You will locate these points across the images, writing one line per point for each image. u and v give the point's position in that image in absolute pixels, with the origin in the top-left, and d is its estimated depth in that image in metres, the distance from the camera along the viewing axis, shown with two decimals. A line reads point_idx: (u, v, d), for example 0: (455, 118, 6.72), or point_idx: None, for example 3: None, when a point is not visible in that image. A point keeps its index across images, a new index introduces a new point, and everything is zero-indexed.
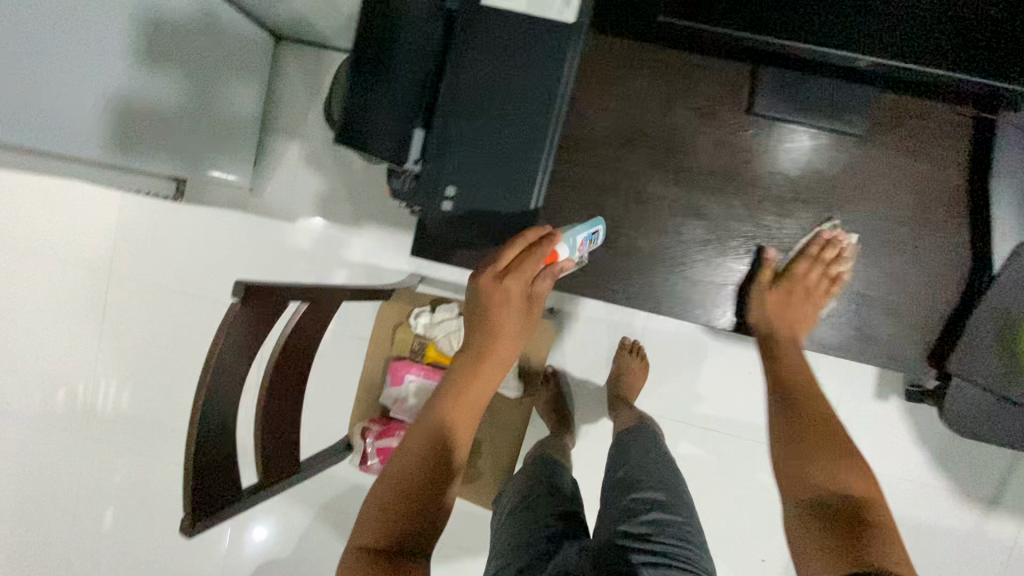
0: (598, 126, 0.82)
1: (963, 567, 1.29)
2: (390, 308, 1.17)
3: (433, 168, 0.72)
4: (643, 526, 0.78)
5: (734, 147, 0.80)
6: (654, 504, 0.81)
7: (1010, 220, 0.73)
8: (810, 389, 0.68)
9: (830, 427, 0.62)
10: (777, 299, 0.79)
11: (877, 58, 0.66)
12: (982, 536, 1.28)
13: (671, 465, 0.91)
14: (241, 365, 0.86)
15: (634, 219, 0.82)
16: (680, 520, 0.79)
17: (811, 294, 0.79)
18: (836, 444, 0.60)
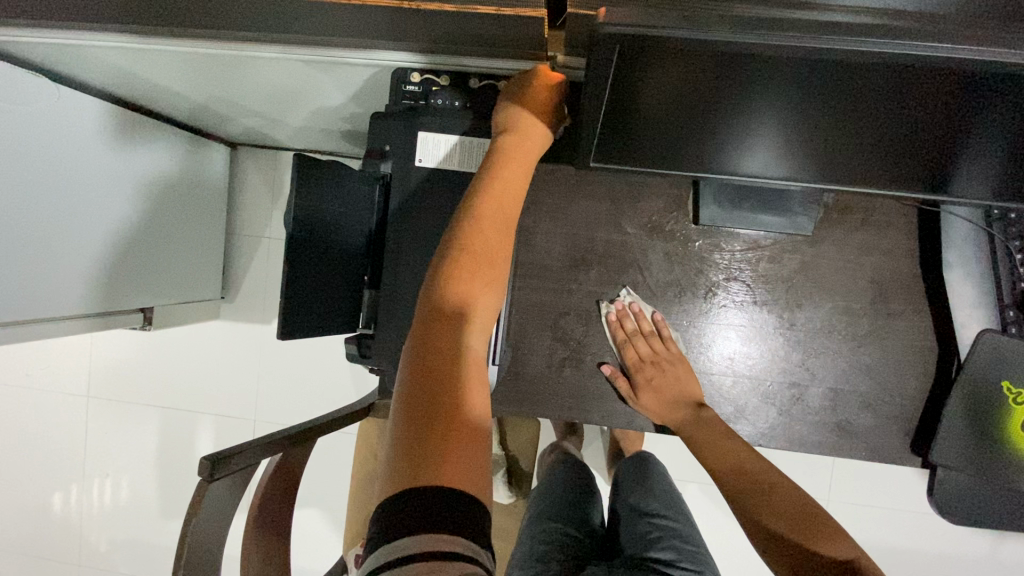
0: (551, 250, 0.82)
1: None
2: (371, 423, 1.15)
3: (387, 329, 0.71)
4: (663, 547, 0.88)
5: (685, 258, 0.81)
6: (670, 530, 0.92)
7: (968, 308, 0.73)
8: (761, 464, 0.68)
9: (805, 508, 0.62)
10: (647, 394, 0.78)
11: (790, 181, 0.69)
12: (1000, 560, 1.25)
13: (677, 497, 1.03)
14: (218, 535, 0.83)
15: (597, 338, 0.82)
16: (694, 547, 0.90)
17: (669, 366, 0.79)
18: (812, 522, 0.60)
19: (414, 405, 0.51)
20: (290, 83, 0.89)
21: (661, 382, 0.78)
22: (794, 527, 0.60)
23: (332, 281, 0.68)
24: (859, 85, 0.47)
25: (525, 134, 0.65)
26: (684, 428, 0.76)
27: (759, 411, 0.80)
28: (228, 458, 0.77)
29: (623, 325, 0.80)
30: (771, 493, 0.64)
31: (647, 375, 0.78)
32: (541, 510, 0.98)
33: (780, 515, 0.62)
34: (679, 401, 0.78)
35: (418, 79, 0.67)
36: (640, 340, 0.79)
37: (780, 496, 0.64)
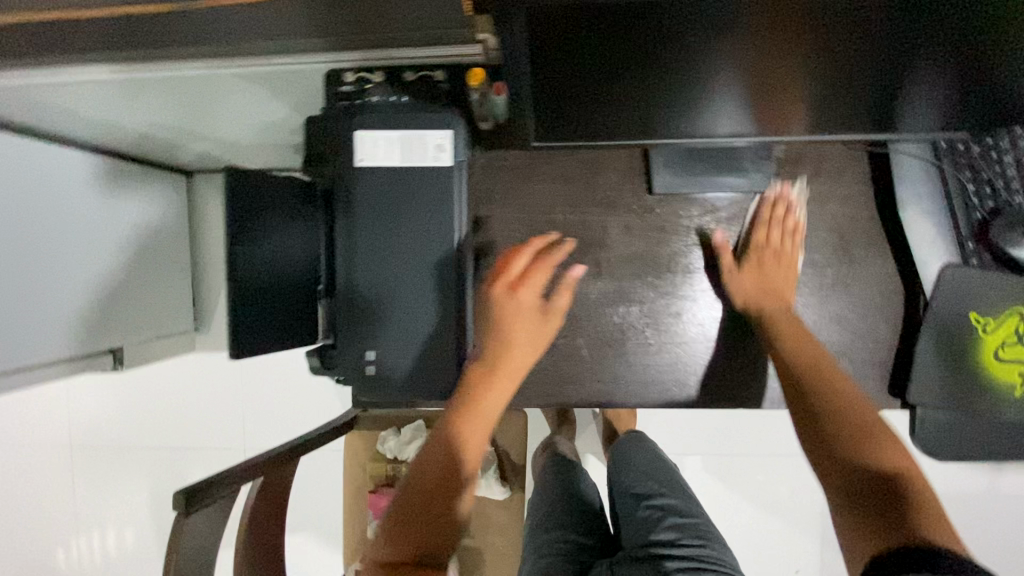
0: (510, 238, 0.80)
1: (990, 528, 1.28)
2: (356, 436, 1.13)
3: (349, 338, 0.69)
4: (666, 530, 0.87)
5: (646, 229, 0.79)
6: (669, 509, 0.91)
7: (928, 245, 0.74)
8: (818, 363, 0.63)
9: (862, 414, 0.57)
10: (748, 272, 0.75)
11: (721, 136, 0.70)
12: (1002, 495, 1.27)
13: (674, 473, 1.02)
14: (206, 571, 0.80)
15: (567, 321, 0.81)
16: (694, 519, 0.89)
17: (786, 264, 0.75)
18: (866, 430, 0.55)
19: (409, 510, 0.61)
20: (228, 102, 0.87)
21: (771, 270, 0.75)
22: (843, 431, 0.56)
23: (281, 296, 0.65)
24: (793, 19, 0.44)
25: (515, 332, 0.67)
26: (769, 313, 0.72)
27: (738, 373, 0.80)
28: (204, 490, 0.75)
29: (774, 210, 0.76)
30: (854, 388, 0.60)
31: (759, 260, 0.75)
32: (540, 523, 0.96)
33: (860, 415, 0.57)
34: (775, 291, 0.74)
35: (353, 79, 0.67)
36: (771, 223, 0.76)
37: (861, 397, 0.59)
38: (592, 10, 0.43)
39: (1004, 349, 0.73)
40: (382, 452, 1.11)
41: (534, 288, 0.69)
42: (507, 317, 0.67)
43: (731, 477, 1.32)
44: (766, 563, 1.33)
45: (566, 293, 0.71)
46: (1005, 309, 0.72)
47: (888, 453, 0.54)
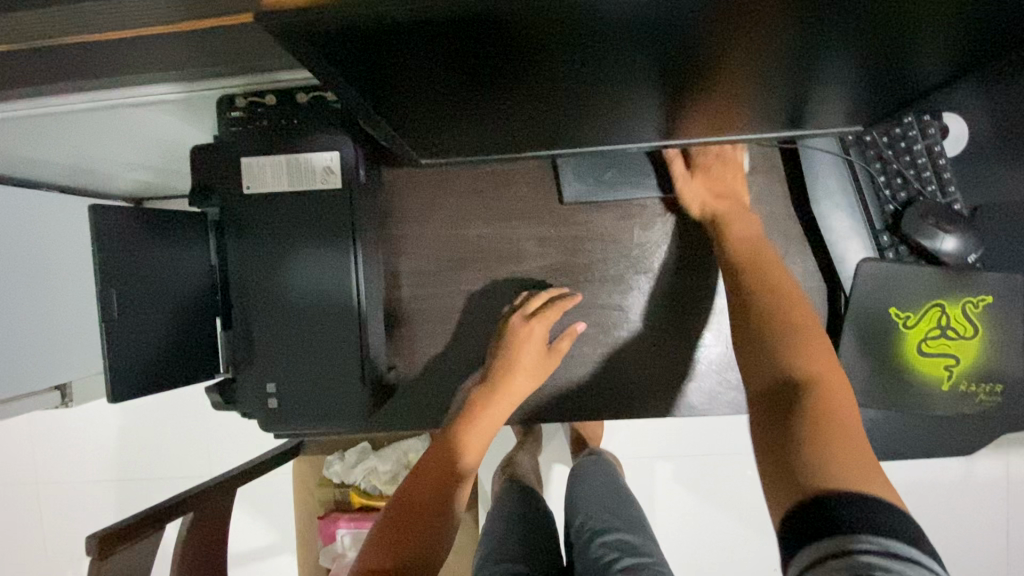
0: (424, 256, 0.78)
1: (949, 512, 1.33)
2: (304, 462, 1.11)
3: (248, 369, 0.67)
4: (619, 570, 0.80)
5: (562, 238, 0.78)
6: (624, 548, 0.85)
7: (844, 240, 0.72)
8: (767, 285, 0.61)
9: (798, 335, 0.56)
10: (698, 181, 0.73)
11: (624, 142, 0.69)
12: (967, 479, 1.32)
13: (632, 500, 1.00)
14: None
15: (483, 338, 0.79)
16: (649, 558, 0.83)
17: (729, 167, 0.74)
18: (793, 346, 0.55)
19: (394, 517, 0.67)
20: (133, 132, 0.83)
21: (717, 174, 0.73)
22: (777, 348, 0.55)
23: (171, 332, 0.64)
24: (675, 24, 0.41)
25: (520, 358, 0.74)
26: (724, 219, 0.70)
27: (666, 381, 0.78)
28: (118, 532, 0.73)
29: None
30: (776, 303, 0.59)
31: (704, 167, 0.73)
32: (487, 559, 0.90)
33: (774, 333, 0.56)
34: (726, 193, 0.72)
35: (242, 104, 0.65)
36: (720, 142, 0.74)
37: (784, 309, 0.59)
38: (455, 37, 0.40)
39: (927, 344, 0.71)
40: (329, 476, 1.09)
41: (545, 322, 0.74)
42: (515, 341, 0.73)
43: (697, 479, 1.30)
44: None
45: (566, 339, 0.76)
46: (924, 303, 0.70)
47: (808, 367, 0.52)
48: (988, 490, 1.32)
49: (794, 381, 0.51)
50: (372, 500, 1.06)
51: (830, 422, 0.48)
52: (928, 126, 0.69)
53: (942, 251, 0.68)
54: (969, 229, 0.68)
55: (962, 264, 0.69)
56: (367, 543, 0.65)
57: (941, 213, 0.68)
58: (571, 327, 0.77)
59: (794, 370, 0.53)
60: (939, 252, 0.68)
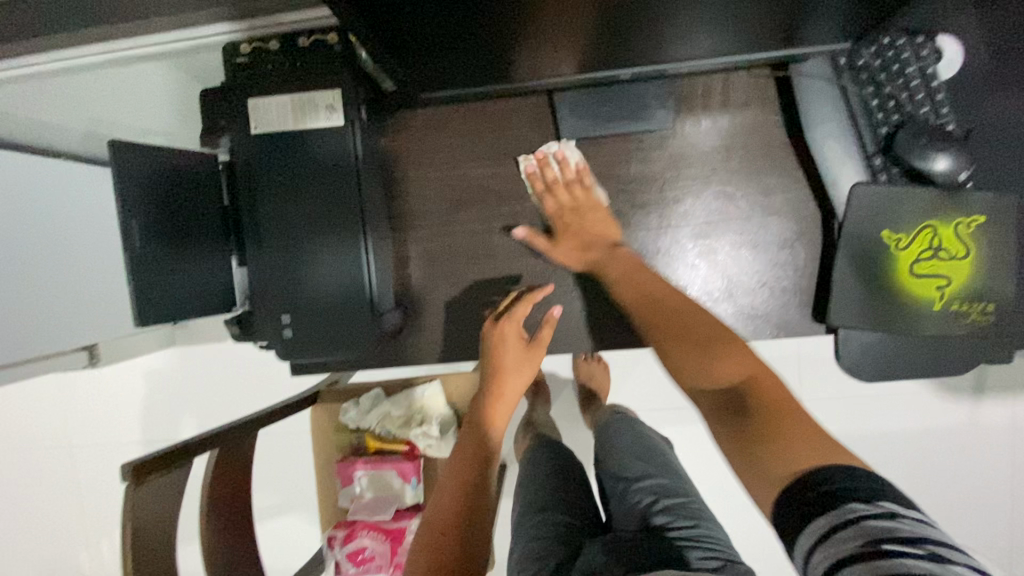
0: (427, 197, 0.81)
1: (958, 458, 1.36)
2: (321, 412, 1.15)
3: (265, 300, 0.71)
4: (658, 513, 0.83)
5: (560, 176, 0.80)
6: (658, 491, 0.87)
7: (834, 166, 0.74)
8: (672, 308, 0.70)
9: (707, 340, 0.66)
10: (566, 239, 0.77)
11: (620, 70, 0.70)
12: (976, 425, 1.34)
13: (655, 447, 0.99)
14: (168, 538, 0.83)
15: (487, 274, 0.82)
16: (684, 499, 0.86)
17: (593, 212, 0.78)
18: (713, 354, 0.64)
19: (432, 524, 0.67)
20: (146, 88, 0.86)
21: (579, 226, 0.77)
22: (710, 368, 0.64)
23: (190, 261, 0.67)
24: None
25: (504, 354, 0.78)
26: (602, 267, 0.76)
27: None
28: (148, 463, 0.78)
29: (543, 175, 0.78)
30: (688, 319, 0.69)
31: (564, 221, 0.78)
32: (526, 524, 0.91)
33: (691, 345, 0.66)
34: (594, 243, 0.77)
35: (247, 51, 0.70)
36: (572, 182, 0.78)
37: (695, 322, 0.69)
38: None
39: (919, 265, 0.72)
40: (346, 422, 1.13)
41: (518, 316, 0.77)
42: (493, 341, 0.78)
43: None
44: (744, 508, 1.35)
45: (548, 326, 0.79)
46: (917, 224, 0.71)
47: (738, 370, 0.62)
48: (995, 437, 1.34)
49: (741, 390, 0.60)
50: (387, 443, 1.12)
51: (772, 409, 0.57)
52: (922, 48, 0.69)
53: (934, 171, 0.69)
54: (962, 149, 0.69)
55: (955, 184, 0.70)
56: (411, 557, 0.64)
57: (934, 133, 0.68)
58: (551, 312, 0.79)
59: (724, 378, 0.62)
60: (931, 172, 0.69)
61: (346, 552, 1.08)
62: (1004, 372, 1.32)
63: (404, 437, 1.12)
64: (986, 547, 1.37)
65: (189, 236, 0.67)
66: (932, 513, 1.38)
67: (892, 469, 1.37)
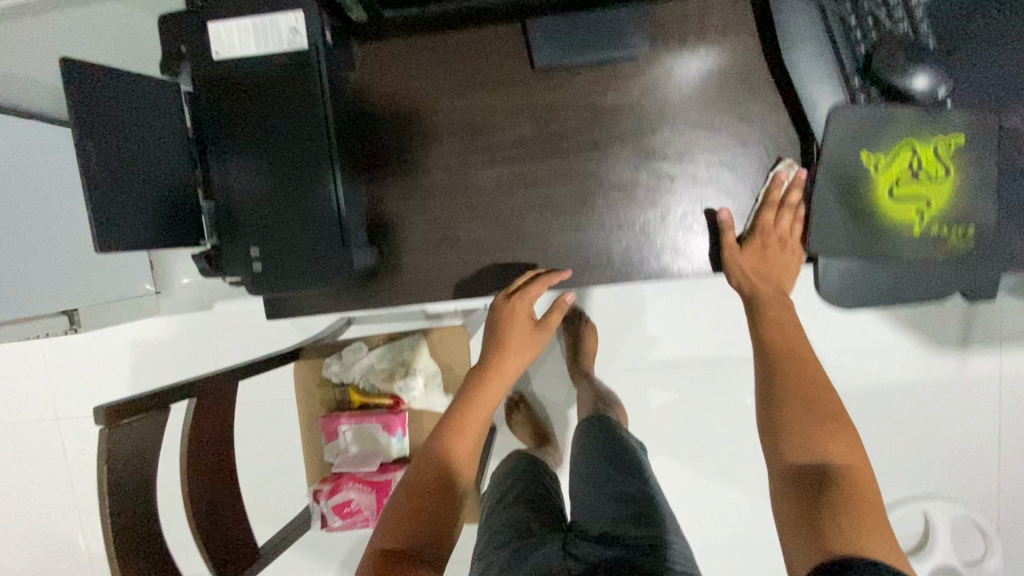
0: (400, 131, 0.79)
1: (945, 409, 1.36)
2: (304, 368, 1.13)
3: (234, 233, 0.70)
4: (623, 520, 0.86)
5: (534, 107, 0.77)
6: (627, 497, 0.90)
7: (815, 87, 0.71)
8: (799, 362, 0.70)
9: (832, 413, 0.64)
10: (749, 255, 0.77)
11: None
12: (963, 376, 1.35)
13: (636, 454, 1.01)
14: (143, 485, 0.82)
15: (463, 211, 0.80)
16: (653, 506, 0.89)
17: (789, 251, 0.78)
18: (825, 425, 0.64)
19: (418, 477, 0.73)
20: None
21: (773, 257, 0.78)
22: (816, 428, 0.64)
23: (151, 188, 0.65)
24: None
25: (510, 338, 0.82)
26: (759, 294, 0.77)
27: (642, 247, 0.79)
28: (125, 404, 0.78)
29: (776, 193, 0.76)
30: (813, 394, 0.67)
31: (765, 247, 0.77)
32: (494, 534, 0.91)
33: (801, 416, 0.65)
34: (772, 279, 0.78)
35: None
36: (777, 209, 0.76)
37: (821, 399, 0.66)
38: None
39: (898, 188, 0.71)
40: (328, 377, 1.13)
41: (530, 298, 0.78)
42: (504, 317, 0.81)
43: (685, 385, 1.35)
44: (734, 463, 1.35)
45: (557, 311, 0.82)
46: (895, 143, 0.70)
47: (842, 452, 0.62)
48: (981, 388, 1.34)
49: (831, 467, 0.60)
50: (370, 397, 1.12)
51: (852, 497, 0.57)
52: None
53: (913, 89, 0.68)
54: (940, 64, 0.68)
55: (933, 102, 0.69)
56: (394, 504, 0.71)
57: (912, 49, 0.67)
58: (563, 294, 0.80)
59: (822, 451, 0.62)
60: (909, 89, 0.68)
61: (332, 506, 1.09)
62: (993, 322, 1.32)
63: (387, 390, 1.11)
64: (976, 498, 1.38)
65: (148, 162, 0.65)
66: (919, 466, 1.39)
67: (879, 422, 1.38)
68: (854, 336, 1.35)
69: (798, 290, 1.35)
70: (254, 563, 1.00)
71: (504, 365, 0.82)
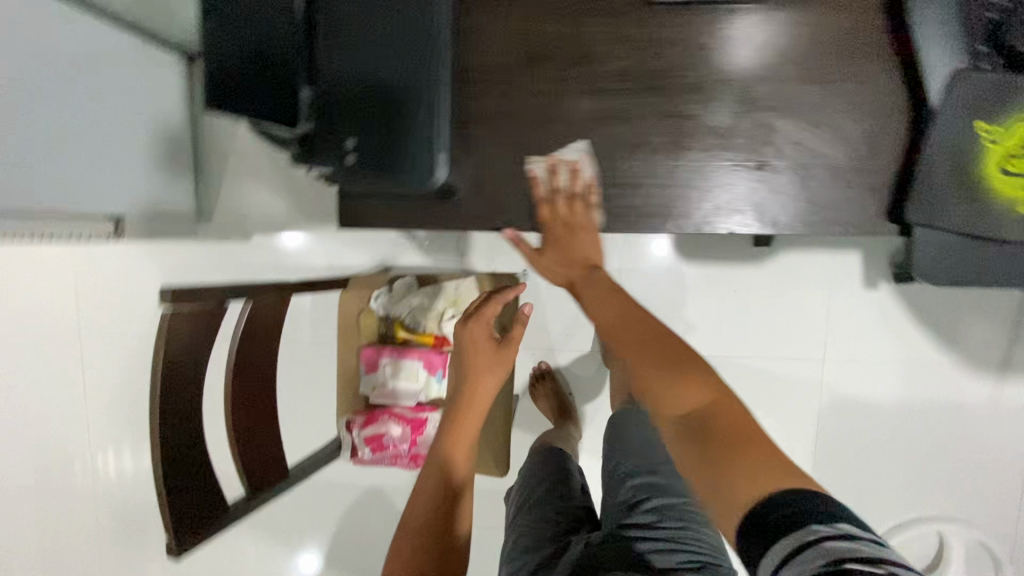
0: (501, 51, 0.78)
1: (976, 434, 1.32)
2: (350, 297, 1.13)
3: (331, 123, 0.69)
4: (647, 514, 0.85)
5: (640, 41, 0.76)
6: (651, 492, 0.88)
7: (939, 48, 0.69)
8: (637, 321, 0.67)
9: (680, 351, 0.62)
10: (550, 252, 0.81)
11: None
12: (998, 401, 1.31)
13: (660, 448, 0.99)
14: (181, 374, 0.81)
15: (552, 139, 0.78)
16: (677, 500, 0.87)
17: (582, 233, 0.80)
18: (680, 363, 0.60)
19: (418, 505, 0.82)
20: None
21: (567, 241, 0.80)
22: (667, 368, 0.61)
23: None
24: None
25: (477, 361, 0.95)
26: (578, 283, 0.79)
27: (730, 198, 0.77)
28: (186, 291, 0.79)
29: (553, 181, 0.79)
30: (660, 335, 0.64)
31: (558, 237, 0.80)
32: (519, 542, 0.92)
33: (660, 357, 0.61)
34: (581, 262, 0.80)
35: None
36: (559, 198, 0.78)
37: (665, 339, 0.64)
38: None
39: (1011, 162, 0.70)
40: (374, 308, 1.14)
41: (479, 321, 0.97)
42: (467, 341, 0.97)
43: None
44: None
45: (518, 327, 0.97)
46: (1012, 115, 0.69)
47: (698, 385, 0.58)
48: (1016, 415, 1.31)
49: (704, 406, 0.57)
50: (414, 334, 1.11)
51: (731, 425, 0.55)
52: None
53: None
54: None
55: None
56: (401, 533, 0.80)
57: None
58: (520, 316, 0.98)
59: (687, 400, 0.58)
60: None
61: (364, 437, 1.09)
62: None
63: (433, 329, 1.12)
64: (1000, 533, 1.33)
65: None
66: (943, 493, 1.34)
67: (908, 440, 1.34)
68: (888, 351, 1.32)
69: (841, 291, 1.32)
70: (280, 482, 1.00)
71: (478, 387, 0.93)
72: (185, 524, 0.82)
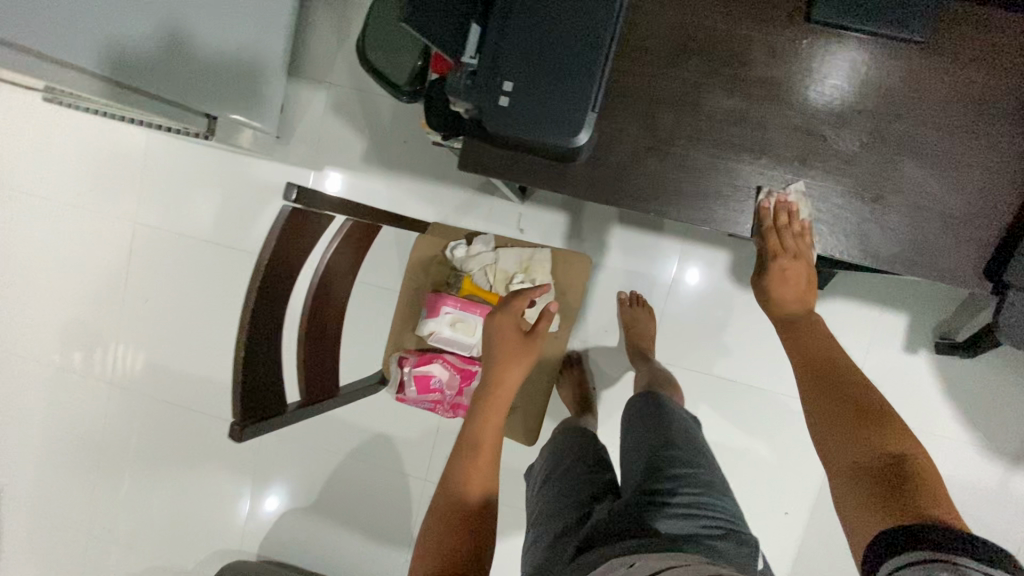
0: (653, 37, 0.82)
1: (978, 519, 1.31)
2: (426, 241, 1.17)
3: (493, 64, 0.72)
4: (668, 481, 0.81)
5: (789, 56, 0.79)
6: (673, 462, 0.84)
7: None
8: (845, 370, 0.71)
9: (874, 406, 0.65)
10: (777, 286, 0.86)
11: None
12: (1007, 491, 1.31)
13: (682, 425, 0.94)
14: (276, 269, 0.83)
15: (682, 129, 0.81)
16: (698, 471, 0.83)
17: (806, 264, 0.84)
18: (872, 415, 0.64)
19: (446, 492, 0.80)
20: None
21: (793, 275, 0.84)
22: (863, 421, 0.64)
23: None
24: None
25: (505, 351, 0.95)
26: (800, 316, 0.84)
27: (837, 221, 0.79)
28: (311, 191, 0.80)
29: (776, 215, 0.79)
30: (860, 394, 0.67)
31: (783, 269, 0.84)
32: (547, 509, 0.90)
33: (847, 412, 0.66)
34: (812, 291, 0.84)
35: None
36: (783, 230, 0.80)
37: (862, 396, 0.67)
38: None
39: None
40: (449, 256, 1.17)
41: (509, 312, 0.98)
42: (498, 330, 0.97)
43: (739, 402, 1.32)
44: (761, 497, 1.31)
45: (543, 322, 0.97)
46: None
47: (897, 438, 0.62)
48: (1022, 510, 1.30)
49: (895, 454, 0.60)
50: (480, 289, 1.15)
51: (917, 470, 0.59)
52: None
53: None
54: None
55: None
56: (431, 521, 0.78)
57: None
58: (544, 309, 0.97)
59: (881, 445, 0.61)
60: None
61: (414, 376, 1.11)
62: None
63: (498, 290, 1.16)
64: None
65: None
66: None
67: None
68: (908, 414, 1.33)
69: (878, 348, 1.34)
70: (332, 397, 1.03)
71: (505, 377, 0.93)
72: (252, 414, 0.84)
